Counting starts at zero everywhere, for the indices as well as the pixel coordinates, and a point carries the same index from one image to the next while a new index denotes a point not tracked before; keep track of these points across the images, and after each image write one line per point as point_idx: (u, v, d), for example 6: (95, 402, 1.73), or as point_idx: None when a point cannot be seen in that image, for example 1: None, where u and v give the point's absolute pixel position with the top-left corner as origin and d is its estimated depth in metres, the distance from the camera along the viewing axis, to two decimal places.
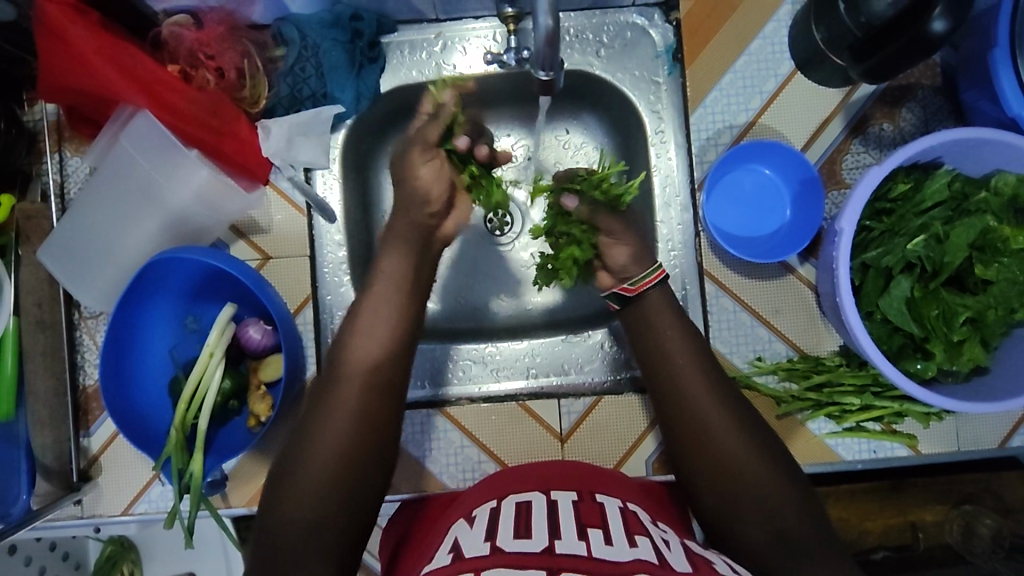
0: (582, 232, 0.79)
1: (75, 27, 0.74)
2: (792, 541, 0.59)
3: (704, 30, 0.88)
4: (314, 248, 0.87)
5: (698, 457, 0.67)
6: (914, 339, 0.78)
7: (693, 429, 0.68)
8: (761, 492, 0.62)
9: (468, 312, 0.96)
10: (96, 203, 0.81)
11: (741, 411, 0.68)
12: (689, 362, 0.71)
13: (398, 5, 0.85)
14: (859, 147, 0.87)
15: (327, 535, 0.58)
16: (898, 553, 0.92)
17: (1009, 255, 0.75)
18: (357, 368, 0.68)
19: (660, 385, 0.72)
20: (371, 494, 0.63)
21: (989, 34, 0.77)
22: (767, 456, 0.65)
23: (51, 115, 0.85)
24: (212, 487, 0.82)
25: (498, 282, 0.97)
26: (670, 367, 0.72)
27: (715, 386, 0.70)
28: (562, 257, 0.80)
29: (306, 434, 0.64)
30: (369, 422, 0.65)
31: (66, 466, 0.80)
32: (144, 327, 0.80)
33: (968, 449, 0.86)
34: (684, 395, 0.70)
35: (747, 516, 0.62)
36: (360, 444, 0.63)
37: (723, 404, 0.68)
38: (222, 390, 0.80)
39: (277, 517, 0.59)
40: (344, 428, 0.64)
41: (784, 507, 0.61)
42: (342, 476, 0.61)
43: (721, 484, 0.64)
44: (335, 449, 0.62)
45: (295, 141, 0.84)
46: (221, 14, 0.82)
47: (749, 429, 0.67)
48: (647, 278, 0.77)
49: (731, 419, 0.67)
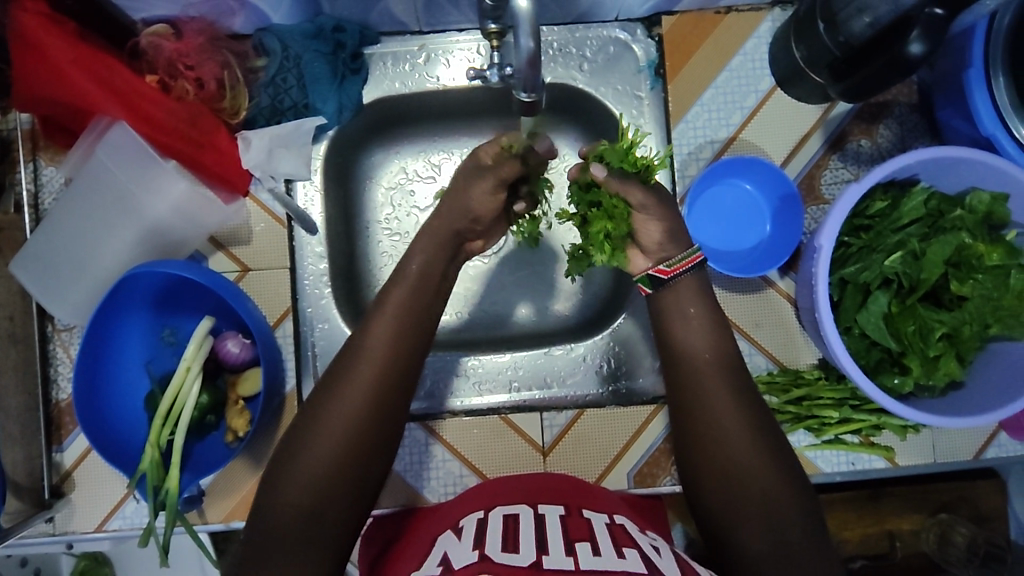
0: (613, 206, 0.74)
1: (52, 37, 0.73)
2: (789, 551, 0.58)
3: (686, 46, 0.89)
4: (295, 260, 0.87)
5: (701, 457, 0.64)
6: (891, 354, 0.79)
7: (703, 427, 0.65)
8: (764, 499, 0.61)
9: (456, 327, 0.95)
10: (71, 215, 0.80)
11: (752, 409, 0.65)
12: (704, 358, 0.68)
13: (381, 17, 0.84)
14: (838, 163, 0.88)
15: (321, 533, 0.57)
16: (875, 562, 0.94)
17: (983, 271, 0.76)
18: (369, 358, 0.64)
19: (676, 379, 0.68)
20: (368, 494, 0.61)
21: (965, 54, 0.78)
22: (774, 462, 0.62)
23: (25, 124, 0.84)
24: (187, 503, 0.81)
25: (503, 297, 0.96)
26: (684, 359, 0.69)
27: (732, 384, 0.66)
28: (594, 232, 0.75)
29: (305, 428, 0.61)
30: (376, 413, 0.62)
31: (38, 483, 0.79)
32: (119, 341, 0.79)
33: (944, 460, 0.87)
34: (697, 390, 0.66)
35: (745, 521, 0.60)
36: (363, 440, 0.60)
37: (731, 398, 0.65)
38: (199, 405, 0.79)
39: (270, 515, 0.57)
40: (351, 425, 0.60)
41: (787, 514, 0.60)
42: (340, 474, 0.59)
43: (720, 490, 0.63)
44: (335, 448, 0.59)
45: (276, 153, 0.83)
46: (200, 24, 0.81)
47: (759, 429, 0.64)
48: (681, 261, 0.72)
49: (743, 417, 0.64)
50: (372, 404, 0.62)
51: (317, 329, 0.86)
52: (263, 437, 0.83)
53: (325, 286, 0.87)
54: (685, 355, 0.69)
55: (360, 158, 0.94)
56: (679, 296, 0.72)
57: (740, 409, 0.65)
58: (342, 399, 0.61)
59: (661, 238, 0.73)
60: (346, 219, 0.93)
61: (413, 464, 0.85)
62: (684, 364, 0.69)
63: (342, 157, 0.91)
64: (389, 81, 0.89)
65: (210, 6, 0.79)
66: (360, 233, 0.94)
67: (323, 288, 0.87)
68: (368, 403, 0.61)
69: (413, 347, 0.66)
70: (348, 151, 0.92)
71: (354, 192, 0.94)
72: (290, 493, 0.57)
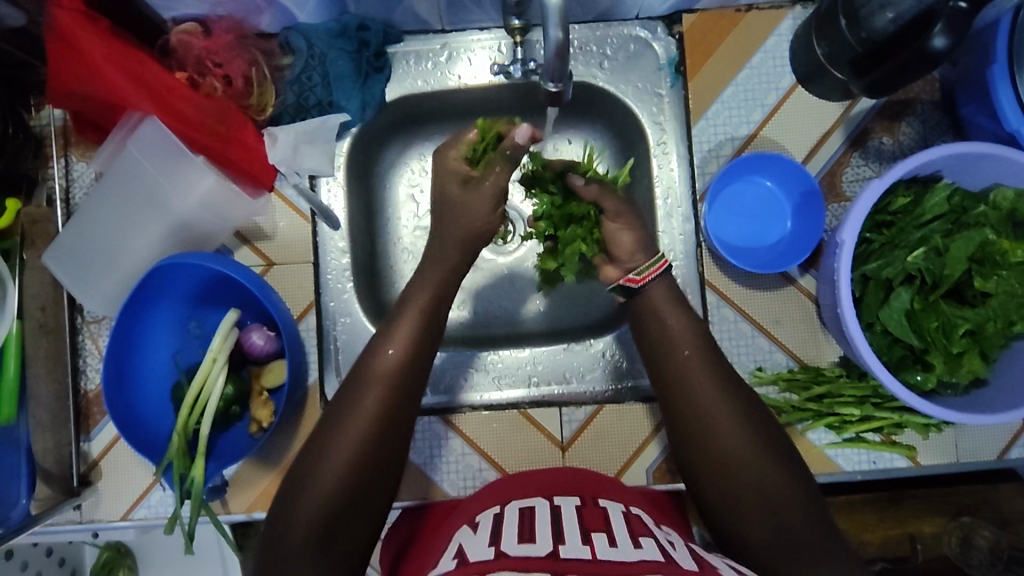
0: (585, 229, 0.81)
1: (86, 35, 0.74)
2: (794, 543, 0.58)
3: (706, 45, 0.89)
4: (318, 255, 0.88)
5: (698, 453, 0.64)
6: (914, 351, 0.79)
7: (696, 424, 0.65)
8: (765, 492, 0.60)
9: (480, 323, 0.96)
10: (102, 208, 0.82)
11: (744, 404, 0.65)
12: (696, 354, 0.69)
13: (405, 15, 0.85)
14: (860, 161, 0.88)
15: (344, 526, 0.59)
16: (897, 564, 0.93)
17: (1008, 267, 0.75)
18: (391, 349, 0.67)
19: (669, 382, 0.68)
20: (388, 486, 0.63)
21: (989, 50, 0.78)
22: (767, 455, 0.62)
23: (58, 121, 0.86)
24: (212, 492, 0.83)
25: (519, 292, 0.96)
26: (672, 357, 0.69)
27: (723, 380, 0.67)
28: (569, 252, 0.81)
29: (327, 423, 0.62)
30: (394, 406, 0.64)
31: (66, 471, 0.81)
32: (148, 332, 0.80)
33: (967, 460, 0.87)
34: (686, 385, 0.67)
35: (748, 512, 0.60)
36: (382, 433, 0.62)
37: (716, 392, 0.66)
38: (224, 396, 0.80)
39: (293, 506, 0.59)
40: (373, 421, 0.62)
41: (790, 506, 0.60)
42: (359, 465, 0.60)
43: (719, 484, 0.63)
44: (355, 438, 0.61)
45: (301, 150, 0.85)
46: (229, 23, 0.83)
47: (748, 421, 0.64)
48: (650, 268, 0.75)
49: (731, 410, 0.65)
50: (392, 397, 0.64)
51: (339, 323, 0.87)
52: (284, 430, 0.84)
53: (347, 281, 0.88)
54: (673, 352, 0.70)
55: (382, 155, 0.95)
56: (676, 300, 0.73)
57: (732, 408, 0.65)
58: (364, 393, 0.63)
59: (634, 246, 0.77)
60: (368, 215, 0.94)
61: (425, 450, 0.86)
62: (672, 361, 0.69)
63: (365, 153, 0.93)
64: (412, 79, 0.90)
65: (239, 4, 0.80)
66: (382, 229, 0.95)
67: (345, 282, 0.88)
68: (386, 399, 0.64)
69: (430, 347, 0.68)
70: (371, 147, 0.93)
71: (376, 188, 0.95)
72: (312, 487, 0.59)
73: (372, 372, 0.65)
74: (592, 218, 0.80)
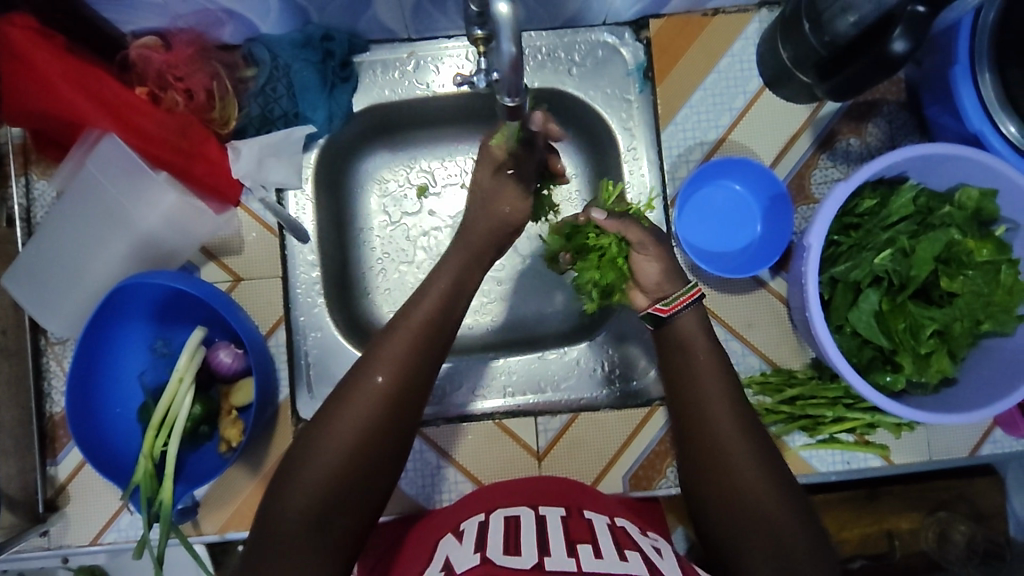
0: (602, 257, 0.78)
1: (41, 52, 0.73)
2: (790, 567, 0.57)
3: (673, 49, 0.89)
4: (287, 269, 0.87)
5: (705, 470, 0.63)
6: (883, 352, 0.79)
7: (700, 435, 0.64)
8: (765, 523, 0.59)
9: (493, 331, 0.95)
10: (61, 228, 0.80)
11: (751, 421, 0.64)
12: (707, 364, 0.67)
13: (369, 25, 0.84)
14: (828, 162, 0.89)
15: (326, 538, 0.57)
16: (876, 562, 0.93)
17: (974, 267, 0.76)
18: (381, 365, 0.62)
19: (679, 386, 0.67)
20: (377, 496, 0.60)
21: (949, 51, 0.79)
22: (770, 474, 0.61)
23: (17, 138, 0.84)
24: (182, 515, 0.81)
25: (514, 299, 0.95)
26: (685, 368, 0.68)
27: (735, 400, 0.65)
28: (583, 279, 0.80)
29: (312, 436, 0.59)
30: (381, 431, 0.60)
31: (32, 497, 0.79)
32: (112, 354, 0.79)
33: (940, 458, 0.87)
34: (695, 394, 0.66)
35: (746, 539, 0.60)
36: (372, 446, 0.59)
37: (725, 400, 0.65)
38: (192, 416, 0.79)
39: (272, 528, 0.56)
40: (351, 445, 0.58)
41: (783, 526, 0.59)
42: (347, 480, 0.58)
43: (717, 498, 0.62)
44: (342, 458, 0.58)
45: (266, 163, 0.84)
46: (191, 35, 0.81)
47: (757, 437, 0.63)
48: (679, 299, 0.71)
49: (742, 426, 0.63)
50: (387, 415, 0.60)
51: (310, 337, 0.86)
52: (257, 447, 0.83)
53: (317, 294, 0.87)
54: (688, 352, 0.69)
55: (351, 166, 0.94)
56: (679, 318, 0.71)
57: (740, 421, 0.64)
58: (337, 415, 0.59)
59: (660, 278, 0.75)
60: (338, 227, 0.93)
61: (402, 464, 0.85)
62: (686, 363, 0.68)
63: (333, 164, 0.92)
64: (379, 89, 0.89)
65: (197, 17, 0.79)
66: (354, 239, 0.94)
67: (315, 296, 0.87)
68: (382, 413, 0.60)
69: None
70: (339, 158, 0.92)
71: (346, 200, 0.94)
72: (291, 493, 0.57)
73: (368, 379, 0.61)
74: (616, 251, 0.77)
